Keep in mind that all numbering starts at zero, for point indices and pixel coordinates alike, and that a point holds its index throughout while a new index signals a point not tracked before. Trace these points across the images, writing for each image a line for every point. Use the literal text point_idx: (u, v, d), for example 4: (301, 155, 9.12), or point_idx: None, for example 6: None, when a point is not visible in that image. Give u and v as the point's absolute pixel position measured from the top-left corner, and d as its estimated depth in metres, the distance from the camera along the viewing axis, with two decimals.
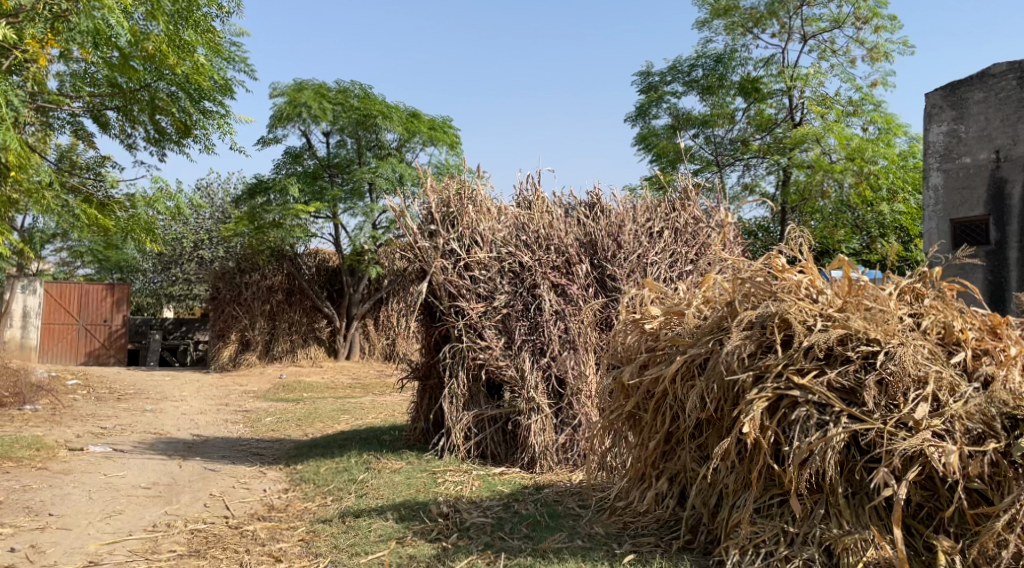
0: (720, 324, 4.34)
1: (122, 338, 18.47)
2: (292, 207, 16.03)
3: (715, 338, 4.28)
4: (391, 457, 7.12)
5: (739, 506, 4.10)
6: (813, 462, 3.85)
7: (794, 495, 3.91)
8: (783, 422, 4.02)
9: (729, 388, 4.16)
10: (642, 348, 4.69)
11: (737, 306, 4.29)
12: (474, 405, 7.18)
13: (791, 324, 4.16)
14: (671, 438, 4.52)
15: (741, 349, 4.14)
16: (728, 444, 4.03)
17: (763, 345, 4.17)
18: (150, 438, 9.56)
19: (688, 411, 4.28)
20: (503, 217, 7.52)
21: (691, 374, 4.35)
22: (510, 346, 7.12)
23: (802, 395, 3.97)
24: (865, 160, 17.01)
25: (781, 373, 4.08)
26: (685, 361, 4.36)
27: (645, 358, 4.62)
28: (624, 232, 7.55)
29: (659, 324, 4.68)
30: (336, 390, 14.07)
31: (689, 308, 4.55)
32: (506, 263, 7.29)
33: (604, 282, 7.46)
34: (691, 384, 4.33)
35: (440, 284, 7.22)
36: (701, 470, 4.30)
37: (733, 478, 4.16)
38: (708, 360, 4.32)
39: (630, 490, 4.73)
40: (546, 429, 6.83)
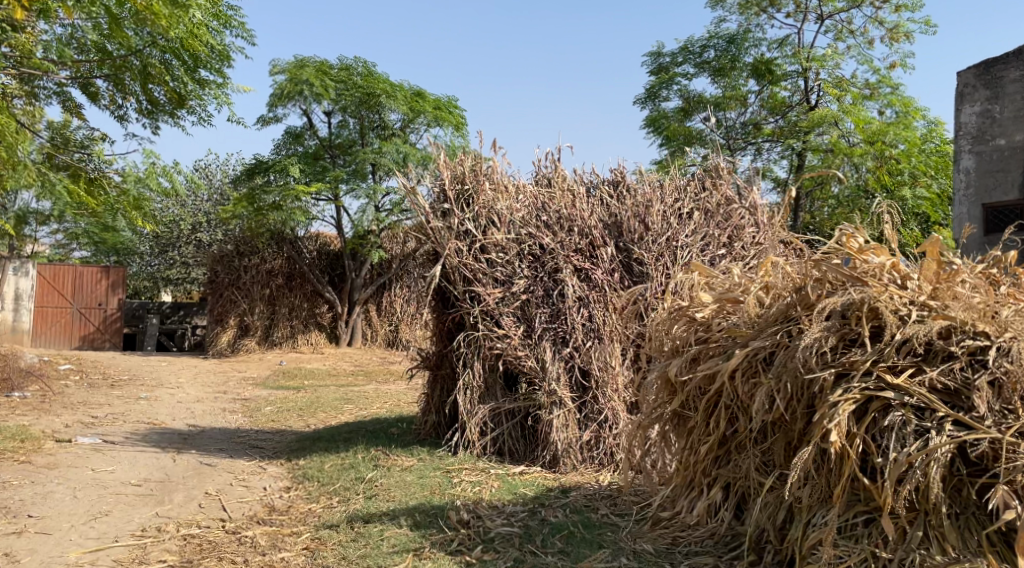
0: (786, 314, 3.89)
1: (118, 322, 17.94)
2: (292, 188, 15.45)
3: (783, 329, 3.84)
4: (400, 453, 6.61)
5: (815, 524, 3.63)
6: (914, 477, 3.38)
7: (888, 514, 3.44)
8: (872, 429, 3.56)
9: (805, 388, 3.70)
10: (692, 340, 4.22)
11: (810, 293, 3.82)
12: (491, 398, 6.66)
13: (880, 314, 3.69)
14: (729, 443, 4.06)
15: (821, 344, 3.67)
16: (807, 453, 3.55)
17: (845, 338, 3.71)
18: (143, 428, 9.04)
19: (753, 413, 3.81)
20: (522, 196, 6.98)
21: (755, 371, 3.89)
22: (529, 336, 6.59)
23: (897, 397, 3.52)
24: (885, 144, 16.39)
25: (870, 371, 3.62)
26: (747, 355, 3.90)
27: (697, 351, 4.16)
28: (652, 212, 7.00)
29: (711, 313, 4.23)
30: (338, 378, 13.56)
31: (747, 295, 4.09)
32: (526, 246, 6.76)
33: (630, 266, 6.92)
34: (755, 381, 3.86)
35: (454, 267, 6.70)
36: (767, 481, 3.84)
37: (806, 491, 3.68)
38: (774, 355, 3.87)
39: (681, 501, 4.30)
40: (570, 425, 6.30)
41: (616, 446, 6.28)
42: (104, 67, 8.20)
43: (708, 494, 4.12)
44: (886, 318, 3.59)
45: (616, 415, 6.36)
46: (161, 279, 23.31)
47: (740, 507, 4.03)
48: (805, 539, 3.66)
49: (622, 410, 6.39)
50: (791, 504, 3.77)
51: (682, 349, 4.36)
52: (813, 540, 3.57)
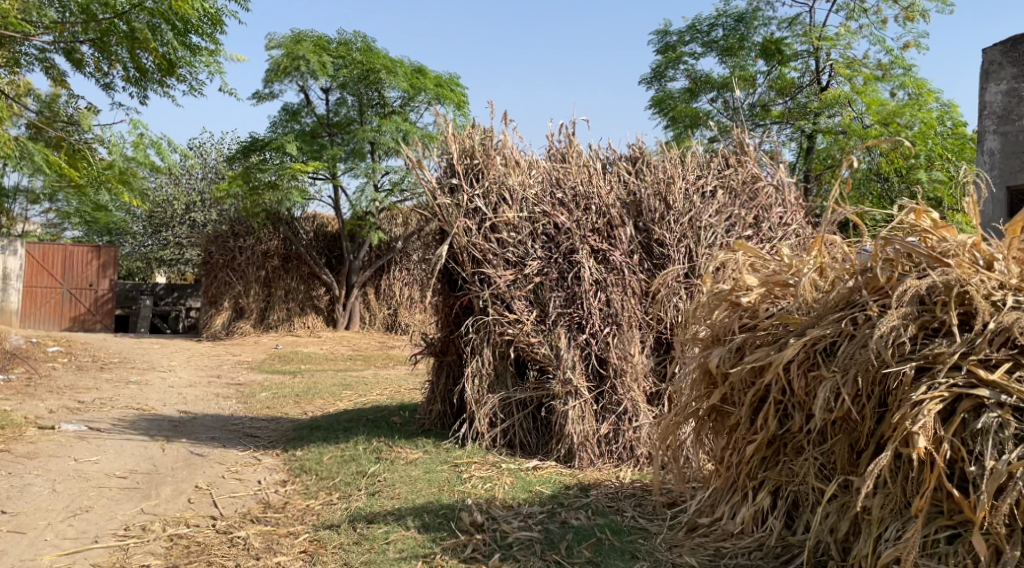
0: (850, 298, 3.57)
1: (109, 303, 17.51)
2: (289, 166, 14.97)
3: (848, 317, 3.51)
4: (403, 444, 6.20)
5: (887, 539, 3.29)
6: (1012, 489, 3.05)
7: (980, 530, 3.11)
8: (961, 432, 3.22)
9: (877, 384, 3.37)
10: (736, 328, 3.86)
11: (881, 276, 3.49)
12: (500, 386, 6.23)
13: (968, 300, 3.36)
14: (784, 445, 3.71)
15: (898, 335, 3.34)
16: (885, 459, 3.21)
17: (925, 328, 3.39)
18: (132, 414, 8.63)
19: (815, 411, 3.46)
20: (534, 171, 6.55)
21: (814, 364, 3.55)
22: (543, 321, 6.18)
23: (993, 396, 3.17)
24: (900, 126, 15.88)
25: (958, 365, 3.29)
26: (805, 346, 3.57)
27: (743, 340, 3.80)
28: (674, 190, 6.58)
29: (757, 298, 3.88)
30: (336, 363, 13.11)
31: (802, 279, 3.74)
32: (539, 225, 6.33)
33: (651, 248, 6.48)
34: (816, 375, 3.52)
35: (463, 247, 6.27)
36: (829, 488, 3.50)
37: (876, 502, 3.33)
38: (837, 345, 3.54)
39: (726, 508, 3.93)
40: (586, 417, 5.87)
41: (637, 439, 5.85)
42: (88, 31, 7.75)
43: (756, 500, 3.77)
44: (979, 306, 3.27)
45: (635, 406, 5.91)
46: (154, 260, 22.81)
47: (792, 516, 3.71)
48: (877, 555, 3.31)
49: (643, 401, 5.94)
50: (857, 515, 3.43)
51: (723, 338, 3.98)
52: (889, 558, 3.22)
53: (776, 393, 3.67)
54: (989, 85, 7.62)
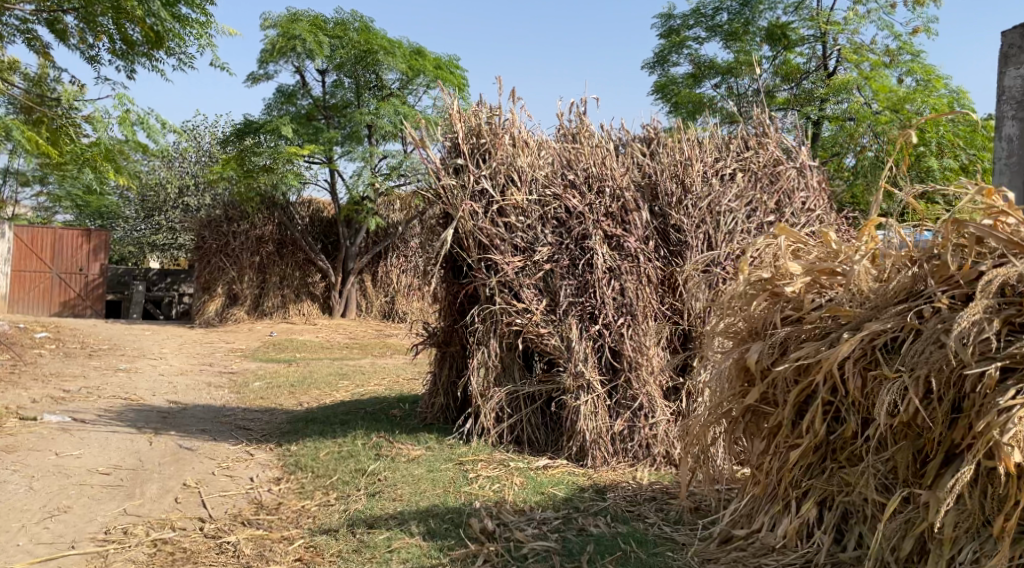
0: (914, 287, 3.24)
1: (99, 288, 17.12)
2: (285, 150, 14.55)
3: (914, 310, 3.18)
4: (404, 440, 5.86)
5: (962, 563, 3.00)
6: None
7: None
8: None
9: (951, 386, 3.05)
10: (778, 322, 3.53)
11: (953, 263, 3.15)
12: (507, 379, 5.89)
13: None
14: (835, 452, 3.40)
15: (981, 330, 3.00)
16: (968, 473, 2.89)
17: (1007, 322, 3.04)
18: (119, 404, 8.26)
19: (877, 415, 3.14)
20: (543, 152, 6.19)
21: (874, 363, 3.23)
22: (553, 310, 5.83)
23: None
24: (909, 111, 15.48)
25: None
26: (862, 343, 3.25)
27: (787, 335, 3.48)
28: (692, 173, 6.19)
29: (802, 288, 3.53)
30: (332, 352, 12.75)
31: (855, 267, 3.41)
32: (550, 209, 5.97)
33: (668, 234, 6.11)
34: (877, 375, 3.21)
35: (468, 232, 5.92)
36: (892, 501, 3.18)
37: (947, 518, 3.03)
38: (900, 342, 3.22)
39: (766, 519, 3.60)
40: (599, 413, 5.53)
41: (654, 437, 5.51)
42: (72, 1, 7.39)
43: (801, 512, 3.44)
44: None
45: (651, 402, 5.55)
46: (146, 245, 22.38)
47: (841, 530, 3.39)
48: None
49: (660, 396, 5.59)
50: (924, 532, 3.13)
51: (762, 332, 3.65)
52: None
53: (825, 393, 3.34)
54: (1006, 70, 6.32)
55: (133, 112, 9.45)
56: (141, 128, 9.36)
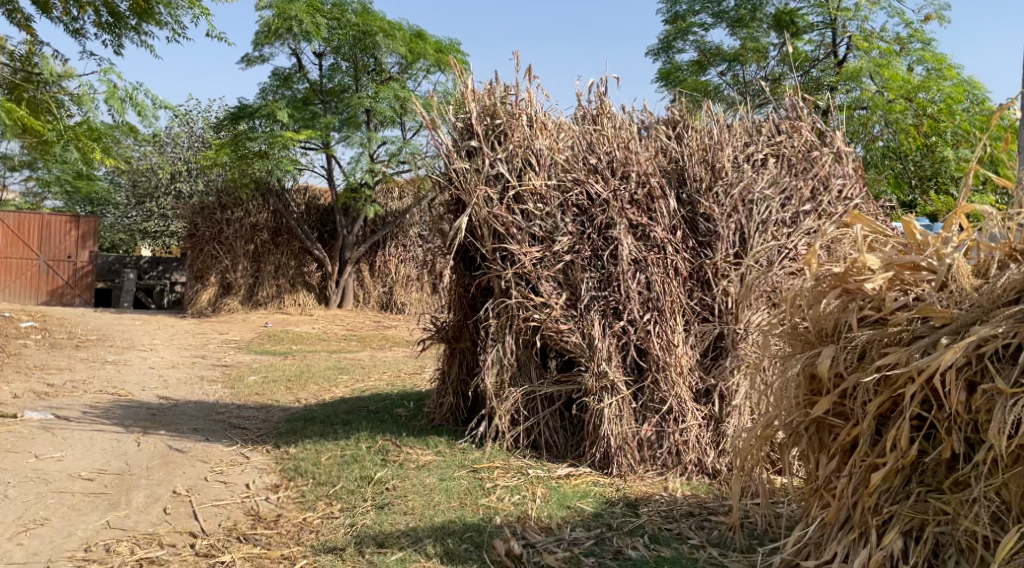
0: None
1: (89, 276, 16.62)
2: (280, 134, 14.04)
3: None
4: (412, 443, 5.46)
5: None
6: None
7: None
8: None
9: None
10: (855, 324, 3.12)
11: None
12: (524, 379, 5.47)
13: None
14: (928, 477, 3.01)
15: None
16: None
17: None
18: (106, 400, 7.82)
19: (993, 435, 2.76)
20: (562, 134, 5.75)
21: (982, 374, 2.86)
22: (573, 305, 5.42)
23: None
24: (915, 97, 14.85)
25: None
26: (967, 351, 2.87)
27: (871, 338, 3.08)
28: (722, 157, 5.74)
29: (884, 285, 3.12)
30: (330, 343, 12.33)
31: (948, 263, 3.01)
32: (571, 195, 5.54)
33: (696, 224, 5.66)
34: (988, 388, 2.83)
35: (483, 220, 5.49)
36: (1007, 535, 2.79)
37: None
38: (1012, 351, 2.84)
39: (837, 549, 3.16)
40: (623, 417, 5.10)
41: (684, 444, 5.07)
42: None
43: (884, 543, 3.01)
44: None
45: (681, 405, 5.11)
46: (138, 232, 21.88)
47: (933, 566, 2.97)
48: None
49: (690, 399, 5.16)
50: None
51: (832, 336, 3.24)
52: None
53: (914, 408, 2.95)
54: None
55: (120, 86, 8.94)
56: (129, 104, 8.89)
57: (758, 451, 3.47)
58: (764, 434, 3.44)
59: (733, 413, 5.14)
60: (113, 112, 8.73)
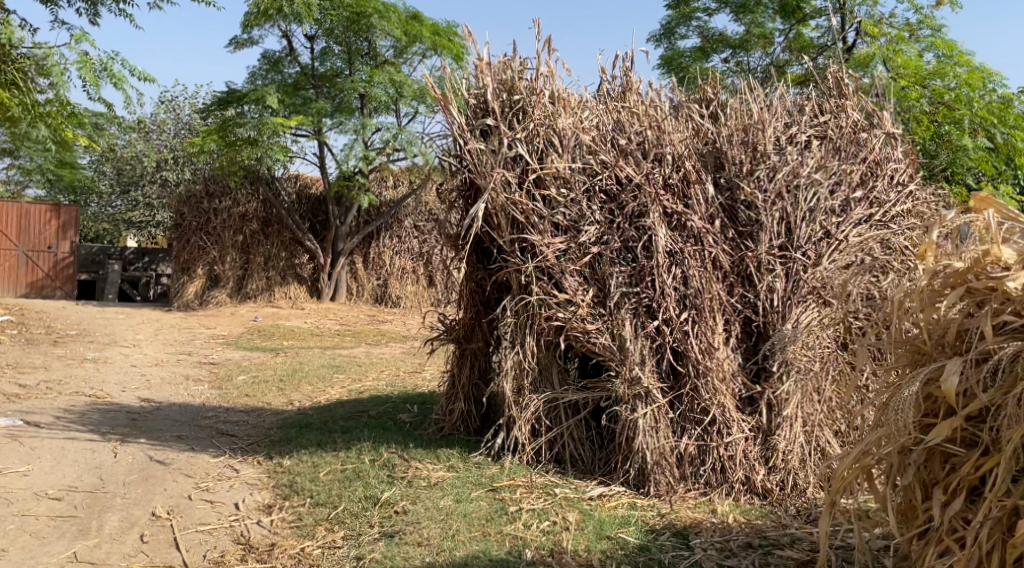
0: None
1: (70, 268, 15.97)
2: (271, 120, 13.35)
3: None
4: (421, 457, 4.90)
5: None
6: None
7: None
8: None
9: None
10: (995, 334, 2.63)
11: None
12: (546, 385, 4.91)
13: None
14: None
15: None
16: None
17: None
18: (83, 401, 7.22)
19: None
20: (587, 113, 5.17)
21: None
22: (602, 303, 4.85)
23: None
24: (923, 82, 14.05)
25: None
26: None
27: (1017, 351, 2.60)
28: (763, 139, 5.17)
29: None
30: (323, 339, 11.73)
31: None
32: (598, 180, 4.96)
33: (736, 213, 5.10)
34: None
35: (500, 208, 4.94)
36: None
37: None
38: None
39: None
40: (660, 429, 4.54)
41: (729, 459, 4.50)
42: None
43: None
44: None
45: (726, 415, 4.54)
46: (122, 221, 21.22)
47: None
48: None
49: (735, 408, 4.58)
50: None
51: (960, 347, 2.76)
52: None
53: None
54: None
55: (95, 57, 8.32)
56: (103, 76, 8.27)
57: (852, 481, 2.90)
58: (858, 463, 2.90)
59: (782, 424, 4.55)
60: (87, 85, 8.11)
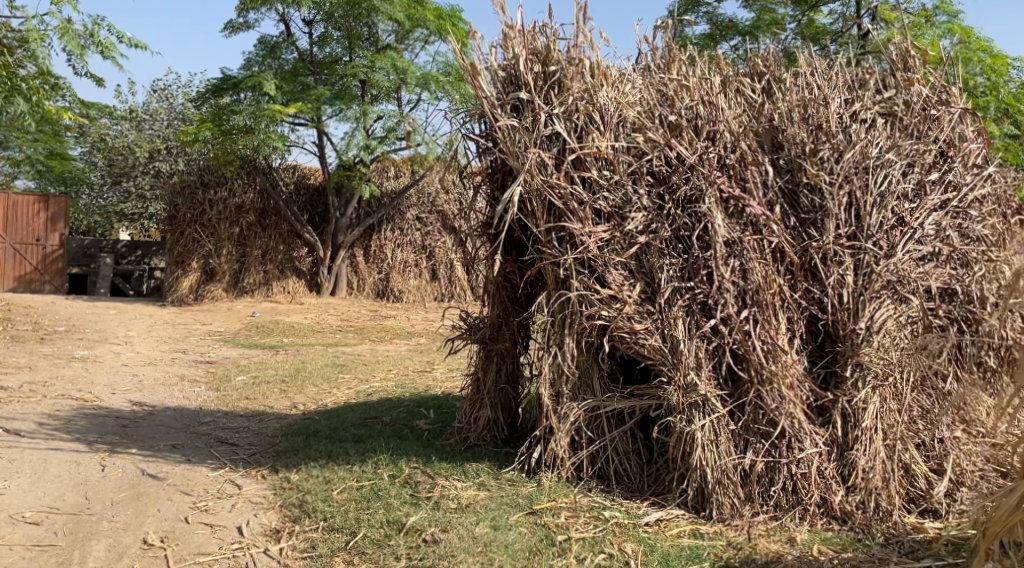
0: None
1: (59, 261, 15.38)
2: (268, 107, 12.71)
3: None
4: (447, 473, 4.37)
5: None
6: None
7: None
8: None
9: None
10: None
11: None
12: (587, 392, 4.36)
13: None
14: None
15: None
16: None
17: None
18: (70, 406, 6.66)
19: None
20: (629, 87, 4.62)
21: None
22: (651, 299, 4.31)
23: None
24: None
25: None
26: None
27: None
28: (827, 117, 4.64)
29: None
30: (325, 336, 11.20)
31: None
32: (645, 162, 4.42)
33: (797, 198, 4.56)
34: None
35: (535, 192, 4.40)
36: None
37: None
38: None
39: None
40: (722, 443, 4.01)
41: (802, 477, 3.97)
42: None
43: None
44: None
45: (797, 427, 4.00)
46: (113, 213, 20.56)
47: None
48: None
49: (806, 419, 4.05)
50: None
51: None
52: None
53: None
54: None
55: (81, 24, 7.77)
56: (90, 45, 7.70)
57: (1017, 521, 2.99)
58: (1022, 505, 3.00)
59: (861, 437, 4.02)
60: (71, 54, 7.56)
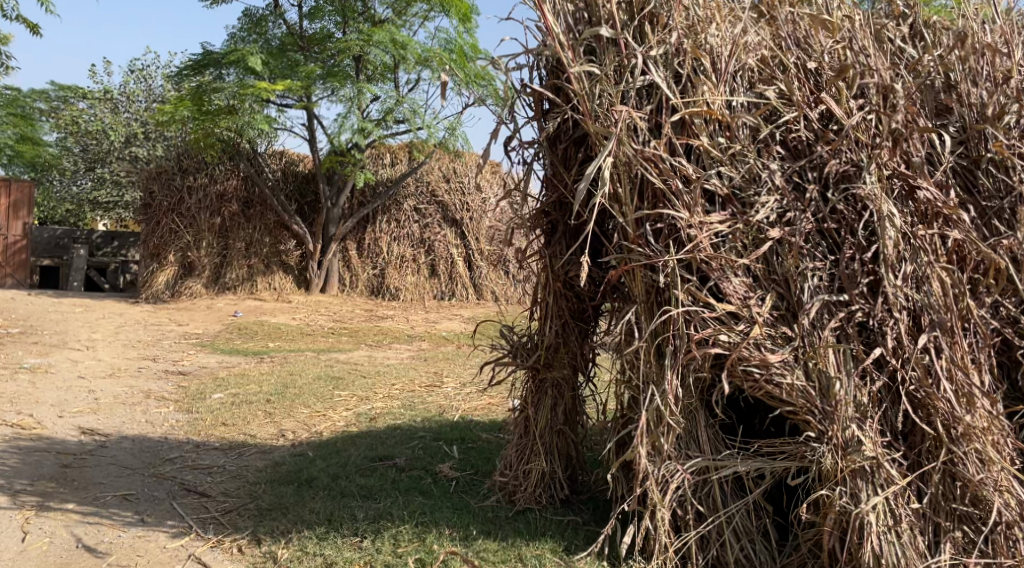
0: None
1: (21, 254, 13.98)
2: (252, 84, 11.34)
3: None
4: (496, 561, 3.21)
5: None
6: None
7: None
8: None
9: None
10: None
11: None
12: (693, 448, 3.13)
13: None
14: None
15: None
16: None
17: None
18: (3, 435, 5.34)
19: None
20: (743, 23, 3.33)
21: None
22: (787, 319, 3.07)
23: None
24: None
25: None
26: None
27: None
28: (1014, 67, 3.38)
29: None
30: (315, 340, 9.86)
31: None
32: (775, 127, 3.17)
33: (976, 179, 3.32)
34: None
35: (625, 167, 3.13)
36: None
37: None
38: None
39: None
40: (908, 535, 2.80)
41: None
42: None
43: None
44: None
45: (1014, 511, 2.81)
46: (87, 202, 19.08)
47: None
48: None
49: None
50: None
51: None
52: None
53: None
54: None
55: None
56: None
57: None
58: None
59: None
60: None
